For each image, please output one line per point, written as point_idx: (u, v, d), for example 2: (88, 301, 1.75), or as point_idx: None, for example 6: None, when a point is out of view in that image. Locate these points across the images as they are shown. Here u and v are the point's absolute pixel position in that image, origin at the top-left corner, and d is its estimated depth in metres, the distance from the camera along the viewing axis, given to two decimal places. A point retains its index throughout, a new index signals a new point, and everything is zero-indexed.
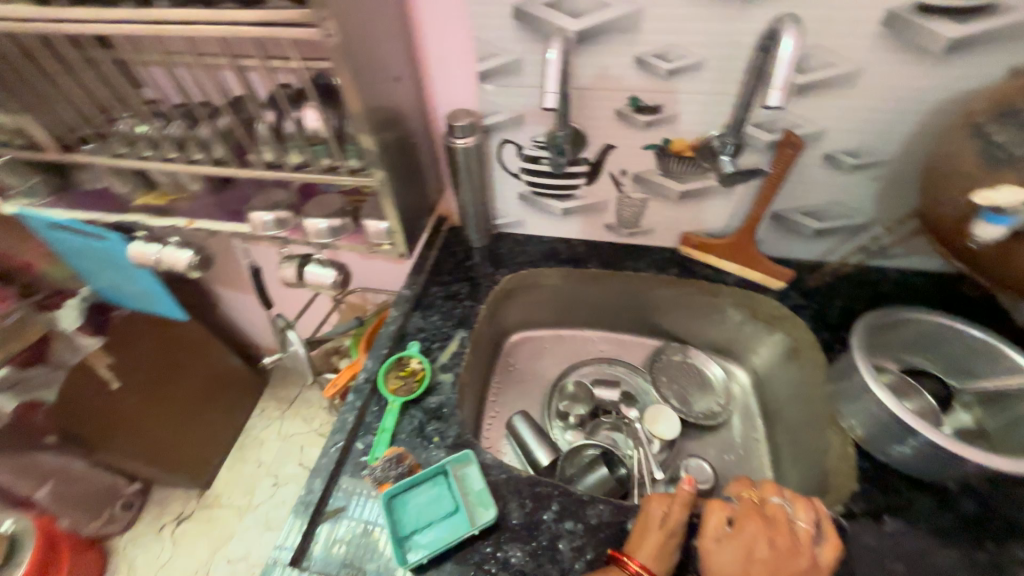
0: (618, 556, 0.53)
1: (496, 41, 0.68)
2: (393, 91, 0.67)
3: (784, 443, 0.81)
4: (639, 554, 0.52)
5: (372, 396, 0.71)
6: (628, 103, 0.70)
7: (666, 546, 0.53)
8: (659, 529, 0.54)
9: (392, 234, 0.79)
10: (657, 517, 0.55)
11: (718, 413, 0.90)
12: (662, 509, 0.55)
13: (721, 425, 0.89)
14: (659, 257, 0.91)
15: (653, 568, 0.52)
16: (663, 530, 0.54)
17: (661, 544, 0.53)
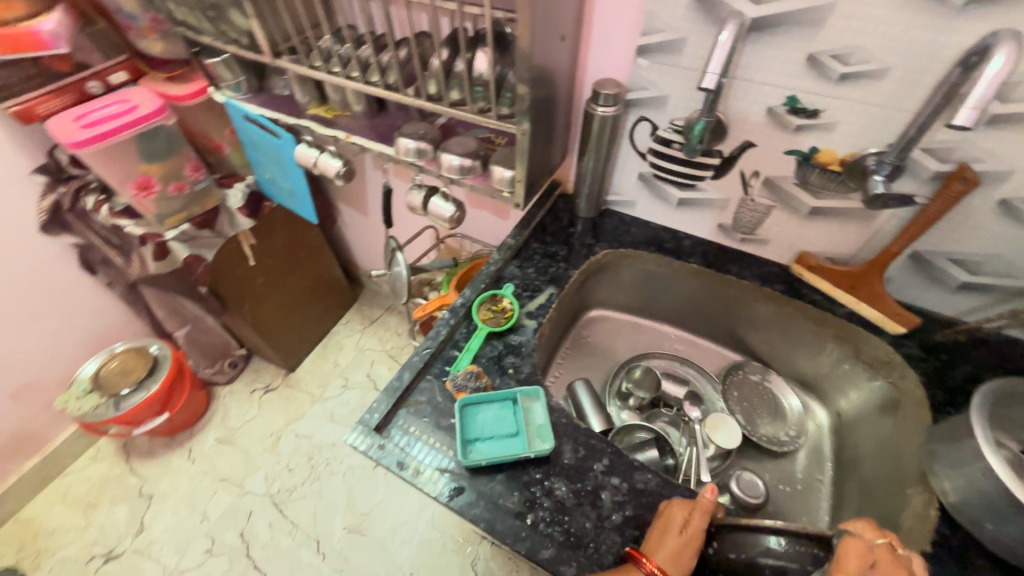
0: (636, 555, 0.53)
1: (666, 17, 0.69)
2: (556, 50, 0.72)
3: (852, 491, 0.77)
4: (656, 553, 0.53)
5: (464, 319, 0.79)
6: (784, 102, 0.68)
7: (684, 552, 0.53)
8: (677, 534, 0.54)
9: (514, 184, 0.85)
10: (677, 522, 0.55)
11: (784, 442, 0.86)
12: (682, 515, 0.56)
13: (785, 455, 0.86)
14: (767, 270, 0.87)
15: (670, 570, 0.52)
16: (681, 535, 0.54)
17: (678, 546, 0.53)
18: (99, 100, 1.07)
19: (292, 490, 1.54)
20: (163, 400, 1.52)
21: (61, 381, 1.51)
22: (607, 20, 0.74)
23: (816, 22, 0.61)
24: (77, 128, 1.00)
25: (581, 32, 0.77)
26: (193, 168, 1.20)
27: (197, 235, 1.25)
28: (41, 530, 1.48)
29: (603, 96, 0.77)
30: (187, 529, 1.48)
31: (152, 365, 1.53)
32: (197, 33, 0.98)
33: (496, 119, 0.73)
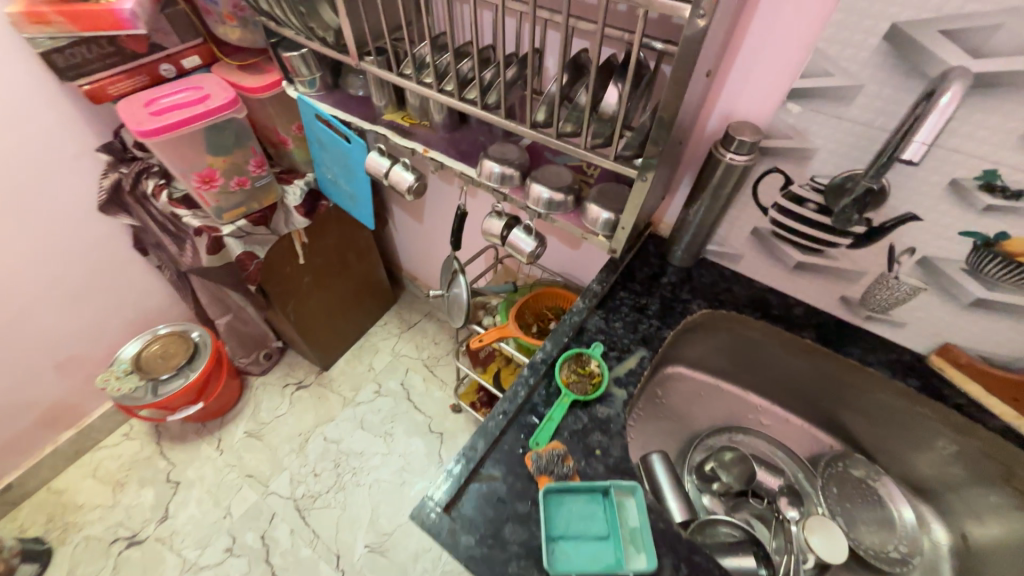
0: None
1: (841, 59, 0.57)
2: (695, 87, 0.61)
3: None
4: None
5: (545, 377, 0.70)
6: (977, 176, 0.56)
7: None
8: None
9: (613, 227, 0.75)
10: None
11: (894, 561, 0.74)
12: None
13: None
14: (897, 358, 0.75)
15: None
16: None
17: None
18: (170, 84, 1.02)
19: (316, 496, 1.50)
20: (199, 389, 1.49)
21: (103, 357, 1.50)
22: (759, 55, 0.62)
23: None
24: (146, 115, 0.95)
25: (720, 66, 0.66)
26: (256, 164, 1.14)
27: (252, 231, 1.20)
28: (71, 504, 1.48)
29: (737, 142, 0.65)
30: (209, 523, 1.45)
31: (192, 351, 1.50)
32: (279, 25, 0.91)
33: (612, 159, 0.64)
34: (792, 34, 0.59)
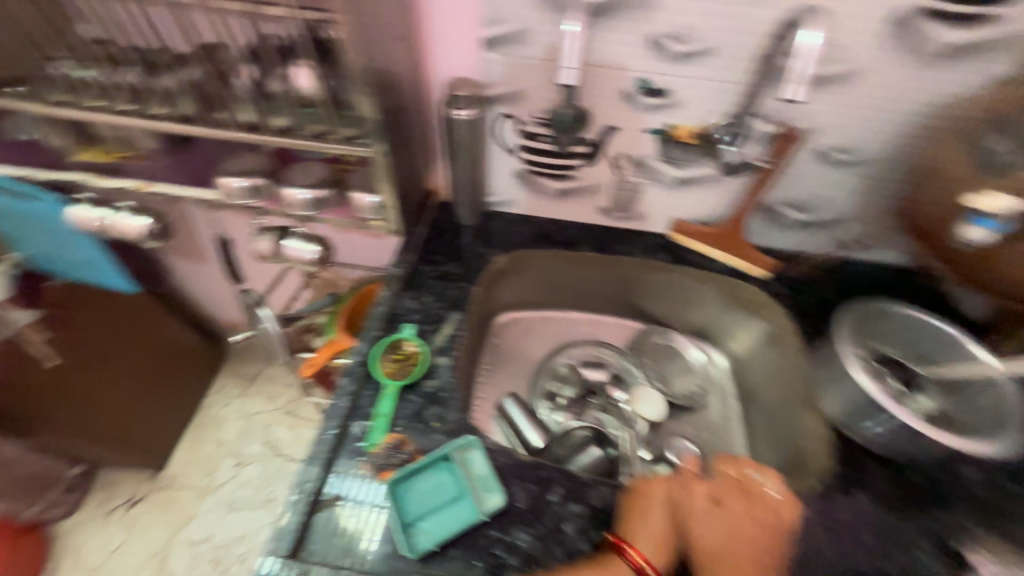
0: (619, 543, 0.52)
1: (506, 7, 0.64)
2: (393, 54, 0.64)
3: (758, 422, 0.86)
4: (643, 547, 0.52)
5: (366, 379, 0.68)
6: (636, 84, 0.69)
7: (666, 537, 0.53)
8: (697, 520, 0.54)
9: (383, 209, 0.74)
10: (660, 524, 0.54)
11: (696, 395, 0.93)
12: (664, 498, 0.55)
13: (699, 406, 0.93)
14: (651, 242, 0.91)
15: (655, 557, 0.52)
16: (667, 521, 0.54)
17: (663, 532, 0.53)
18: None
19: None
20: None
21: None
22: (444, 15, 0.67)
23: (649, 3, 0.61)
24: None
25: (418, 29, 0.69)
26: None
27: None
28: None
29: (458, 99, 0.70)
30: None
31: None
32: None
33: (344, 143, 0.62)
34: None
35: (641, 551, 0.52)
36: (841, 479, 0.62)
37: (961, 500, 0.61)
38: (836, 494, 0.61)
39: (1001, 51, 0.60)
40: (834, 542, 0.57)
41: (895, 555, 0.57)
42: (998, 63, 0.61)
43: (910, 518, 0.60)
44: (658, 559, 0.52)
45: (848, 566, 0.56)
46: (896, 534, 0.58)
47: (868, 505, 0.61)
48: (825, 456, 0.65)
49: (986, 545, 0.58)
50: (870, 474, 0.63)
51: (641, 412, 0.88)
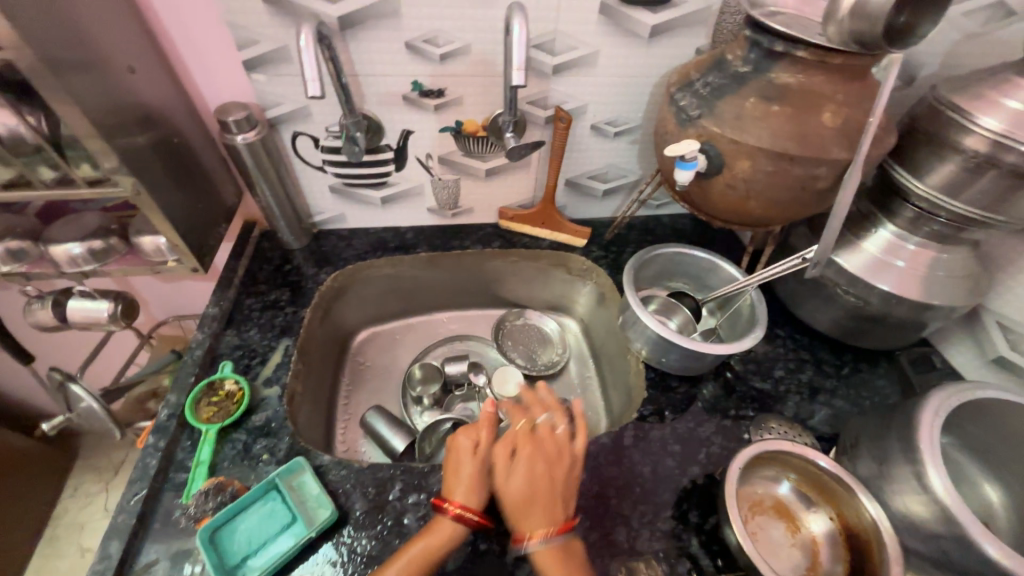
0: (441, 504, 0.54)
1: (253, 27, 0.64)
2: (134, 86, 0.60)
3: (607, 370, 0.92)
4: (457, 497, 0.54)
5: (182, 430, 0.63)
6: (412, 88, 0.73)
7: (481, 478, 0.56)
8: (529, 486, 0.54)
9: (175, 249, 0.70)
10: (472, 470, 0.55)
11: (558, 362, 0.97)
12: (469, 443, 0.57)
13: (561, 372, 0.97)
14: (483, 232, 0.96)
15: (473, 502, 0.54)
16: (475, 464, 0.56)
17: (474, 476, 0.55)
18: None
19: None
20: None
21: None
22: (193, 40, 0.65)
23: (393, 13, 0.65)
24: None
25: (171, 60, 0.67)
26: None
27: None
28: None
29: (233, 123, 0.68)
30: None
31: None
32: None
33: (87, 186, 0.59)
34: (201, 16, 0.63)
35: (456, 501, 0.54)
36: (654, 405, 0.71)
37: (744, 397, 0.73)
38: (651, 420, 0.70)
39: (697, 24, 0.71)
40: (648, 460, 0.65)
41: (697, 456, 0.66)
42: (699, 35, 0.73)
43: (709, 423, 0.70)
44: (475, 502, 0.54)
45: (661, 477, 0.64)
46: (697, 439, 0.68)
47: (675, 421, 0.70)
48: (642, 387, 0.74)
49: (766, 427, 0.70)
50: (676, 395, 0.73)
51: (506, 392, 0.89)
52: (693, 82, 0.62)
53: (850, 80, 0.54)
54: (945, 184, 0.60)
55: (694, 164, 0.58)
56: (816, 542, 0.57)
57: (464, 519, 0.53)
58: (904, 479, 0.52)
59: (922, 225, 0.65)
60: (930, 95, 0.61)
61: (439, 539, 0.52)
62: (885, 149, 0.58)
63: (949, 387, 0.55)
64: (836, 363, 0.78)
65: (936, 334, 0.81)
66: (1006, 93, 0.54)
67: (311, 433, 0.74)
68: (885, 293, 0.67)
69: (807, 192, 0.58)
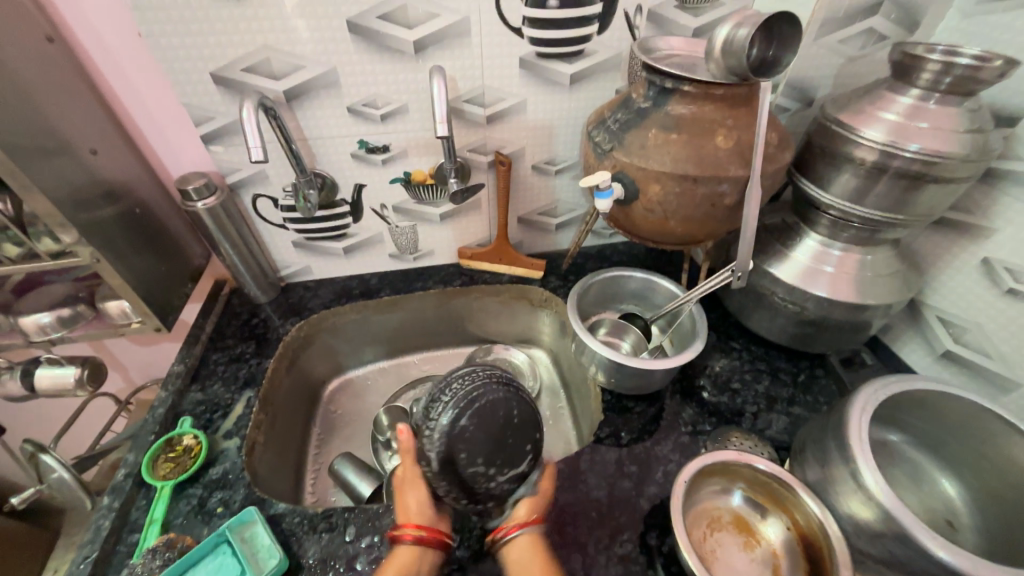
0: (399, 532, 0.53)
1: (207, 106, 0.71)
2: (96, 166, 0.67)
3: (577, 400, 0.90)
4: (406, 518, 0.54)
5: (138, 489, 0.65)
6: (359, 146, 0.79)
7: (413, 493, 0.55)
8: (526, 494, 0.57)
9: (138, 311, 0.74)
10: (417, 495, 0.55)
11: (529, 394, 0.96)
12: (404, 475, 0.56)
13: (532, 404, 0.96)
14: (445, 273, 1.00)
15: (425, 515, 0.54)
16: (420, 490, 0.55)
17: (417, 495, 0.55)
18: None
19: None
20: None
21: None
22: (153, 119, 0.72)
23: (333, 84, 0.72)
24: None
25: (135, 139, 0.74)
26: None
27: None
28: None
29: (193, 190, 0.74)
30: None
31: None
32: None
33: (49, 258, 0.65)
34: (159, 99, 0.70)
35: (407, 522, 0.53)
36: (610, 427, 0.72)
37: (702, 411, 0.74)
38: (607, 442, 0.70)
39: (611, 69, 0.79)
40: (604, 484, 0.65)
41: (654, 476, 0.66)
42: (615, 79, 0.80)
43: (665, 441, 0.70)
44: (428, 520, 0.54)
45: (617, 501, 0.64)
46: (653, 458, 0.68)
47: (631, 441, 0.70)
48: (599, 411, 0.75)
49: (725, 441, 0.69)
50: (632, 415, 0.73)
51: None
52: (605, 119, 0.67)
53: (737, 107, 0.60)
54: (849, 192, 0.63)
55: (611, 192, 0.63)
56: (775, 554, 0.56)
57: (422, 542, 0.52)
58: (843, 480, 0.53)
59: (840, 230, 0.68)
60: (820, 113, 0.67)
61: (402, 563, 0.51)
62: (782, 164, 0.62)
63: (877, 382, 0.57)
64: (792, 372, 0.79)
65: (888, 333, 0.82)
66: (881, 108, 0.60)
67: (272, 484, 0.73)
68: (819, 298, 0.70)
69: (717, 209, 0.62)
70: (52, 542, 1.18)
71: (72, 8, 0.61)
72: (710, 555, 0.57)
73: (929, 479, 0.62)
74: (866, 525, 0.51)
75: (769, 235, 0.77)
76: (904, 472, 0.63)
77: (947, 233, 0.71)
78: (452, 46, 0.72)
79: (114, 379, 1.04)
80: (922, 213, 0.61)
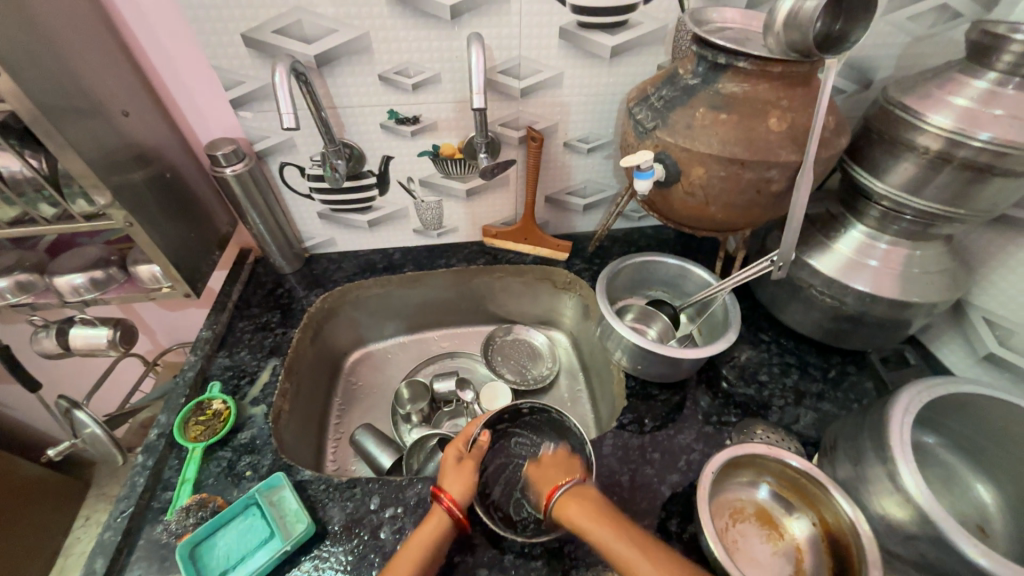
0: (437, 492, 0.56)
1: (238, 69, 0.69)
2: (128, 128, 0.66)
3: (596, 384, 0.90)
4: (452, 490, 0.57)
5: (170, 449, 0.67)
6: (388, 116, 0.77)
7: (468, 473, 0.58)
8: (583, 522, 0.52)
9: (168, 276, 0.74)
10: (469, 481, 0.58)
11: (548, 375, 0.96)
12: (455, 455, 0.60)
13: (551, 385, 0.95)
14: (469, 250, 0.98)
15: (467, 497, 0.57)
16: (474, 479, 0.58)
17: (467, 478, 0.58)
18: None
19: None
20: None
21: None
22: (182, 82, 0.71)
23: (365, 50, 0.70)
24: None
25: (164, 101, 0.73)
26: None
27: None
28: None
29: (222, 156, 0.73)
30: None
31: None
32: None
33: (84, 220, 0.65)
34: (189, 61, 0.69)
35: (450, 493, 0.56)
36: (633, 413, 0.71)
37: (727, 403, 0.73)
38: (630, 428, 0.70)
39: (654, 42, 0.75)
40: (627, 469, 0.65)
41: (676, 464, 0.66)
42: (658, 53, 0.76)
43: (689, 430, 0.69)
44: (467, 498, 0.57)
45: (638, 486, 0.64)
46: (676, 446, 0.68)
47: (654, 429, 0.70)
48: (623, 396, 0.74)
49: (750, 433, 0.68)
50: (656, 402, 0.73)
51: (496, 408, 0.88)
52: (649, 96, 0.64)
53: (794, 86, 0.56)
54: (906, 181, 0.60)
55: (651, 172, 0.60)
56: (799, 549, 0.56)
57: (454, 512, 0.55)
58: (878, 480, 0.52)
59: (890, 223, 0.65)
60: (881, 97, 0.63)
61: (431, 529, 0.54)
62: (837, 150, 0.59)
63: (921, 383, 0.56)
64: (823, 367, 0.77)
65: (926, 332, 0.80)
66: (952, 92, 0.55)
67: (296, 451, 0.75)
68: (861, 293, 0.67)
69: (763, 195, 0.59)
70: (82, 492, 1.24)
71: None
72: (732, 545, 0.57)
73: (962, 482, 0.61)
74: (900, 527, 0.50)
75: (811, 225, 0.73)
76: (937, 474, 0.61)
77: (1005, 231, 0.67)
78: (491, 12, 0.68)
79: (140, 342, 1.06)
80: (984, 208, 0.58)
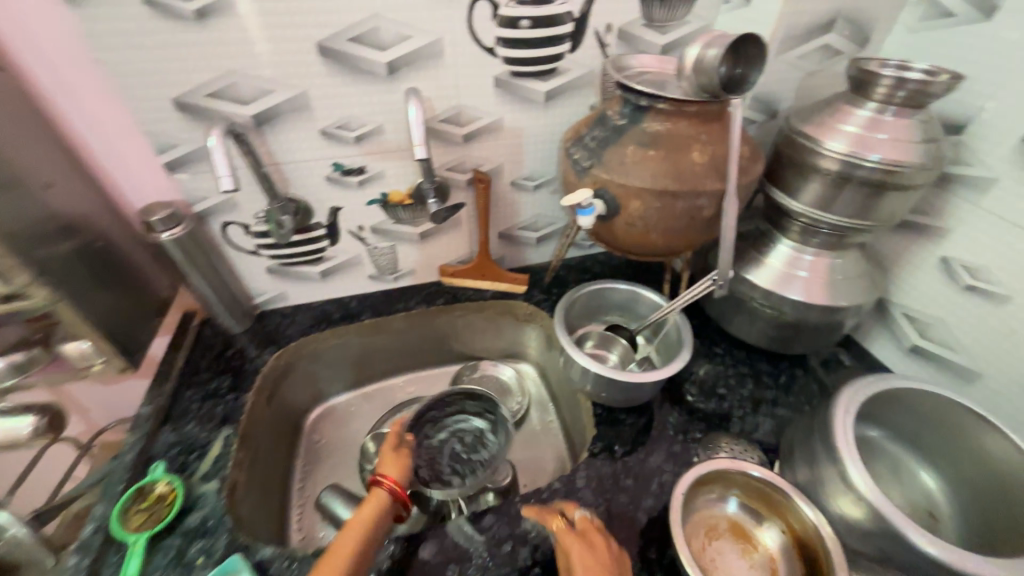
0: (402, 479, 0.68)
1: (171, 133, 0.68)
2: (48, 200, 0.62)
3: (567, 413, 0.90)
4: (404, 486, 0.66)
5: (108, 545, 0.61)
6: (333, 168, 0.77)
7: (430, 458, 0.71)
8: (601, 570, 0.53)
9: (100, 350, 0.69)
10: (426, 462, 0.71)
11: (519, 409, 0.95)
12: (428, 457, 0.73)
13: (523, 420, 0.95)
14: (427, 292, 0.98)
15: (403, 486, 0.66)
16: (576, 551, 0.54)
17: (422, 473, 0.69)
18: None
19: None
20: None
21: None
22: (111, 147, 0.68)
23: (305, 107, 0.71)
24: None
25: (90, 169, 0.69)
26: None
27: None
28: None
29: (157, 221, 0.70)
30: None
31: None
32: None
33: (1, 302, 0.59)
34: (118, 126, 0.66)
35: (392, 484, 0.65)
36: (603, 441, 0.72)
37: (691, 419, 0.75)
38: (601, 456, 0.70)
39: (584, 87, 0.80)
40: (602, 500, 0.65)
41: (649, 487, 0.66)
42: (589, 95, 0.81)
43: (659, 451, 0.71)
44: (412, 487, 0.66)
45: (616, 516, 0.63)
46: (648, 470, 0.68)
47: (625, 455, 0.70)
48: (591, 424, 0.75)
49: (715, 447, 0.70)
50: (623, 427, 0.74)
51: None
52: (583, 137, 0.68)
53: (709, 121, 0.62)
54: (816, 199, 0.66)
55: (592, 209, 0.64)
56: (773, 559, 0.57)
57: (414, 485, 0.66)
58: (832, 481, 0.54)
59: (811, 236, 0.71)
60: (786, 125, 0.70)
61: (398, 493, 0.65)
62: (754, 175, 0.64)
63: (858, 382, 0.60)
64: (774, 373, 0.81)
65: (859, 331, 0.86)
66: (842, 120, 0.63)
67: (255, 526, 0.70)
68: (796, 302, 0.72)
69: (696, 221, 0.64)
70: None
71: (16, 33, 0.57)
72: (710, 564, 0.57)
73: (910, 472, 0.64)
74: (857, 524, 0.52)
75: (744, 242, 0.79)
76: (887, 467, 0.65)
77: (908, 235, 0.75)
78: (427, 67, 0.71)
79: (73, 423, 0.97)
80: (885, 218, 0.64)
